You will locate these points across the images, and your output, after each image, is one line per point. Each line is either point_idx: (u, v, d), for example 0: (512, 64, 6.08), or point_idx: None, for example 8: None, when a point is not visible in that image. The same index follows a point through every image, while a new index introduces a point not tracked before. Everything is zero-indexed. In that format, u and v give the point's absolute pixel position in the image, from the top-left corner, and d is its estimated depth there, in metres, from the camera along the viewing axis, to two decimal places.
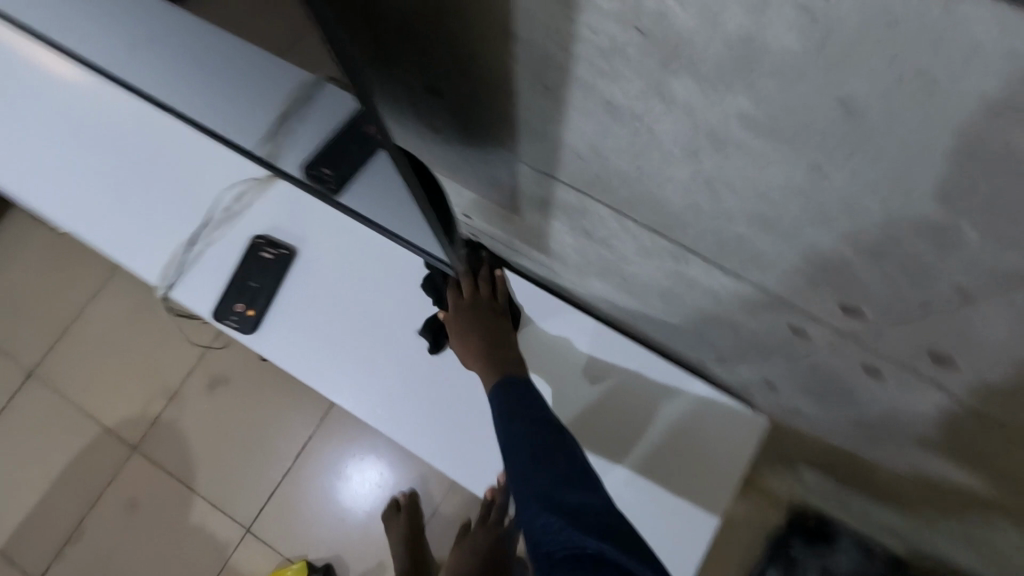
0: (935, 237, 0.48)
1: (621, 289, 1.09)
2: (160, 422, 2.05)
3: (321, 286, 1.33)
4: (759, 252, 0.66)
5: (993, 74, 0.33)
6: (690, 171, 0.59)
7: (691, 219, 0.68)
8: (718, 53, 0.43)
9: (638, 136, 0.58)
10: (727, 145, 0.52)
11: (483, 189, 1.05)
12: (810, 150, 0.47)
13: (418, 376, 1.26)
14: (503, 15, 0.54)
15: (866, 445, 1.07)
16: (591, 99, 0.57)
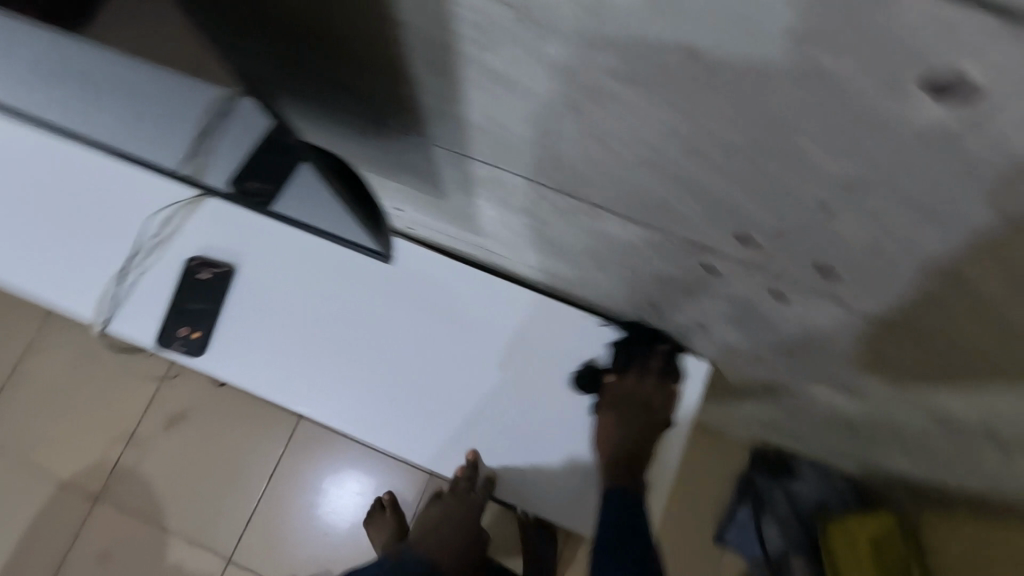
0: (787, 158, 0.55)
1: (553, 257, 1.15)
2: (120, 466, 1.99)
3: (263, 298, 1.33)
4: (657, 195, 0.72)
5: (788, 7, 0.39)
6: (577, 128, 0.64)
7: (592, 174, 0.74)
8: (570, 12, 0.48)
9: (527, 103, 0.63)
10: (604, 98, 0.58)
11: (407, 178, 1.09)
12: (668, 94, 0.53)
13: (370, 372, 1.29)
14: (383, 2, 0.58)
15: (791, 368, 1.17)
16: (480, 73, 0.62)
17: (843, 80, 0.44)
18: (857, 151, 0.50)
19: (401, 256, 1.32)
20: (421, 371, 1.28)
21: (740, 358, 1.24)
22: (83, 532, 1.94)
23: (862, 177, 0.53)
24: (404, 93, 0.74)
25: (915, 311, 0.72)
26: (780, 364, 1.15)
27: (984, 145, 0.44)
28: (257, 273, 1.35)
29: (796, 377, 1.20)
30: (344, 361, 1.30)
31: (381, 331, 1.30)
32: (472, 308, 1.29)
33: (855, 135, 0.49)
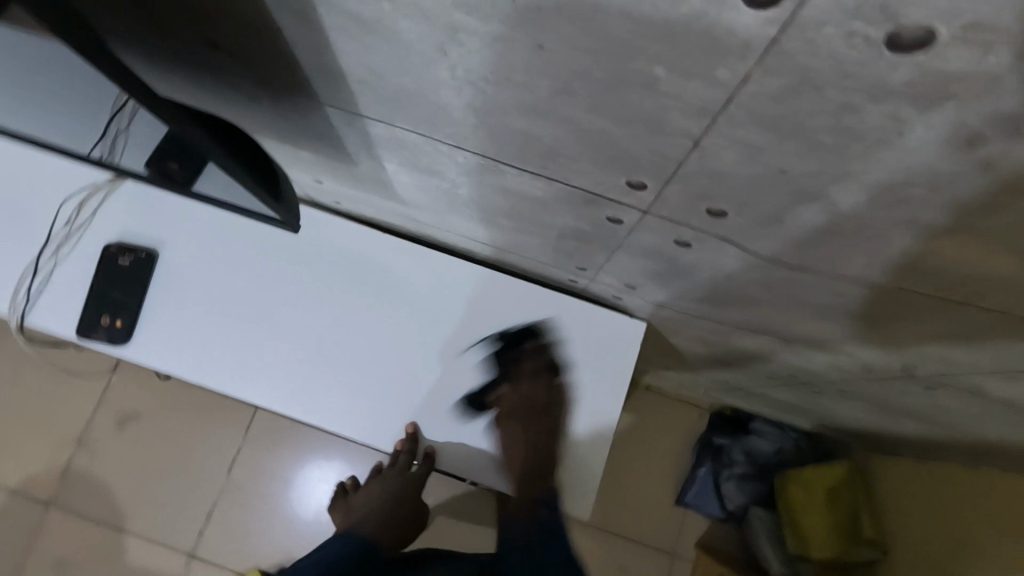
0: (646, 90, 0.54)
1: (473, 223, 1.14)
2: (66, 471, 1.86)
3: (186, 281, 1.28)
4: (544, 141, 0.70)
5: None
6: (446, 69, 0.62)
7: (477, 124, 0.72)
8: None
9: (390, 43, 0.61)
10: (458, 34, 0.55)
11: (317, 147, 1.05)
12: (514, 26, 0.51)
13: (300, 353, 1.24)
14: None
15: (722, 325, 1.17)
16: (334, 14, 0.59)
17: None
18: (706, 75, 0.49)
19: (327, 232, 1.30)
20: (356, 345, 1.24)
21: (670, 316, 1.23)
22: (35, 546, 1.79)
23: (720, 103, 0.52)
24: (273, 45, 0.70)
25: (817, 244, 0.71)
26: (709, 318, 1.15)
27: (814, 49, 0.42)
28: (177, 255, 1.29)
29: (728, 333, 1.20)
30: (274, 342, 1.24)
31: (313, 308, 1.26)
32: (400, 278, 1.27)
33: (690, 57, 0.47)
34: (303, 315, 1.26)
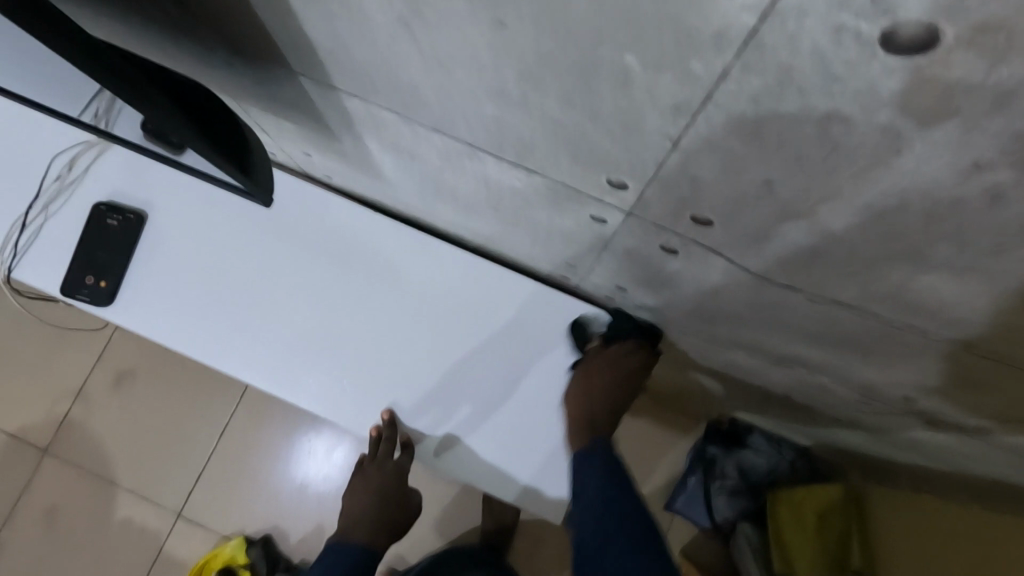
0: (734, 290, 0.44)
1: None
2: None
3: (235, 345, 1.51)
4: (637, 300, 0.62)
5: (602, 127, 0.30)
6: (522, 234, 0.58)
7: (568, 273, 0.66)
8: (455, 160, 0.45)
9: (459, 205, 0.57)
10: (518, 209, 0.50)
11: None
12: (570, 210, 0.45)
13: (306, 421, 1.38)
14: (280, 116, 0.55)
15: (894, 452, 0.96)
16: (403, 180, 0.57)
17: (730, 212, 0.33)
18: (806, 287, 0.38)
19: None
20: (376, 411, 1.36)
21: (824, 432, 1.06)
22: None
23: (828, 312, 0.41)
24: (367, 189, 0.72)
25: (996, 441, 0.54)
26: (874, 443, 0.96)
27: (927, 295, 0.32)
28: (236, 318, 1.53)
29: (903, 461, 0.99)
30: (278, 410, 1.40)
31: None
32: None
33: (772, 287, 0.40)
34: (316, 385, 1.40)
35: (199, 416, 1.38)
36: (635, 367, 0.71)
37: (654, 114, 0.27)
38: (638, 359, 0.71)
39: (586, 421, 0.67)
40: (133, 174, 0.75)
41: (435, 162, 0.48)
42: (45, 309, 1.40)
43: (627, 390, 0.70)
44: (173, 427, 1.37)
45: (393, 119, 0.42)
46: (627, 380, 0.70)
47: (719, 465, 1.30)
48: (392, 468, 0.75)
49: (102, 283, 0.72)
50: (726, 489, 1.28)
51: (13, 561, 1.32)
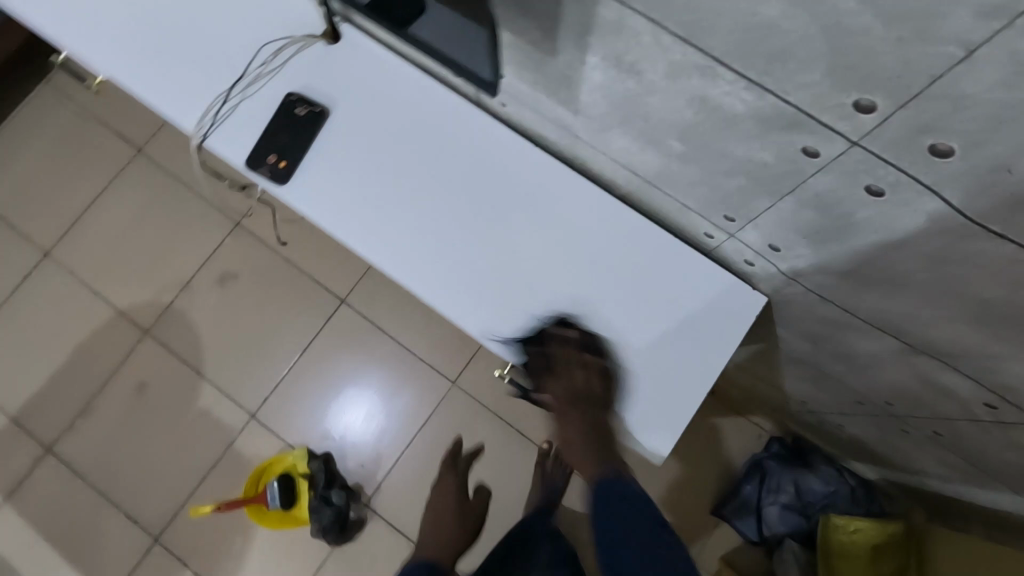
0: (928, 236, 0.46)
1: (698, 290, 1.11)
2: None
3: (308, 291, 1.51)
4: (786, 260, 0.65)
5: (890, 33, 0.34)
6: (696, 175, 0.61)
7: (720, 226, 0.69)
8: (681, 80, 0.49)
9: (644, 136, 0.61)
10: (714, 140, 0.54)
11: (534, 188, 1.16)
12: (780, 140, 0.48)
13: (384, 353, 1.45)
14: (502, 26, 0.60)
15: (975, 493, 0.95)
16: (596, 105, 0.62)
17: (986, 136, 0.36)
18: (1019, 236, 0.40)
19: None
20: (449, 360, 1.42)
21: (901, 460, 1.05)
22: None
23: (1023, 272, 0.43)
24: (532, 123, 0.77)
25: None
26: (960, 480, 0.94)
27: None
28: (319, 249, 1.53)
29: (983, 507, 0.97)
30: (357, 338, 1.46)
31: (428, 321, 1.45)
32: None
33: (978, 236, 0.42)
34: (398, 324, 1.46)
35: (287, 328, 1.46)
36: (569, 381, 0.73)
37: (966, 16, 0.30)
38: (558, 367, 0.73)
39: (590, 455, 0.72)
40: (327, 72, 0.83)
41: (653, 82, 0.52)
42: (173, 202, 1.51)
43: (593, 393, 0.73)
44: (261, 332, 1.46)
45: (643, 28, 0.47)
46: (574, 394, 0.73)
47: (774, 478, 1.29)
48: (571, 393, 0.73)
49: (283, 163, 0.79)
50: (779, 501, 1.27)
51: (99, 425, 1.42)
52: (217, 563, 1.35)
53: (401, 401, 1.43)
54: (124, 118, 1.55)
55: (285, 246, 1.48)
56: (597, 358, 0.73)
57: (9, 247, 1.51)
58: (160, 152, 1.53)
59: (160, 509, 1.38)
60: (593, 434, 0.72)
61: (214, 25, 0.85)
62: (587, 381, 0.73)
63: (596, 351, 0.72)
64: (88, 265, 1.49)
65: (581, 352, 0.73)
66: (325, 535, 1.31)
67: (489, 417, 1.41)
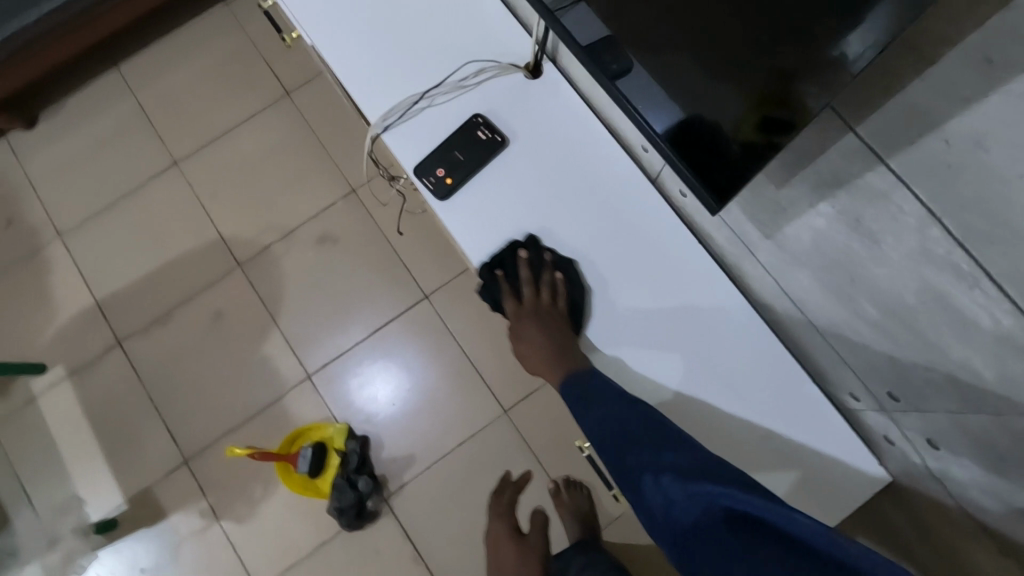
0: None
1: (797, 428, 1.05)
2: None
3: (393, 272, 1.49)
4: (940, 458, 0.60)
5: None
6: (879, 345, 0.58)
7: (871, 392, 0.65)
8: (925, 270, 0.46)
9: (836, 287, 0.58)
10: (922, 328, 0.51)
11: None
12: (1013, 366, 0.44)
13: (451, 359, 1.44)
14: None
15: None
16: (797, 238, 0.59)
17: None
18: None
19: None
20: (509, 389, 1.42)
21: None
22: None
23: None
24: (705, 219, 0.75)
25: None
26: None
27: None
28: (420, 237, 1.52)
29: None
30: (429, 337, 1.46)
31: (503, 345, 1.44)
32: None
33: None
34: (473, 337, 1.45)
35: (367, 304, 1.47)
36: (531, 297, 0.80)
37: None
38: (523, 284, 0.79)
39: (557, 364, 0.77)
40: (517, 104, 0.83)
41: (885, 255, 0.49)
42: (301, 153, 1.56)
43: (554, 313, 0.78)
44: (342, 299, 1.48)
45: (911, 210, 0.44)
46: (537, 306, 0.79)
47: None
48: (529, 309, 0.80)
49: (449, 180, 0.80)
50: None
51: (169, 335, 1.47)
52: (233, 503, 1.38)
53: (448, 409, 1.42)
54: (286, 61, 1.61)
55: (399, 237, 1.50)
56: (560, 273, 0.77)
57: (145, 147, 1.58)
58: (309, 102, 1.58)
59: (198, 435, 1.42)
60: (547, 337, 0.78)
61: (425, 26, 0.85)
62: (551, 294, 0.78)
63: (567, 267, 0.77)
64: (207, 186, 1.55)
65: (550, 271, 0.78)
66: (340, 515, 1.32)
67: (529, 457, 1.39)
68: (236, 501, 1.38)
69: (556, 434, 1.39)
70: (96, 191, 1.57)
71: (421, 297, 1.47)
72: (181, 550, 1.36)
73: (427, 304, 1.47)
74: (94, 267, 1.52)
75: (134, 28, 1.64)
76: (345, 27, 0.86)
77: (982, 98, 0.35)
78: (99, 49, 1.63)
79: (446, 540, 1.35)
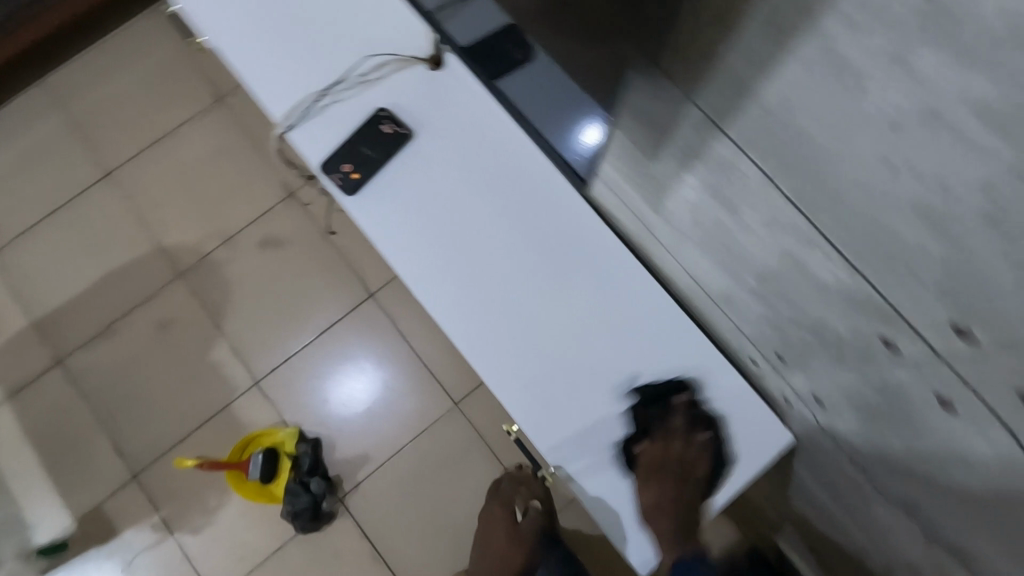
0: (988, 458, 0.44)
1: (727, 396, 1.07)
2: None
3: (335, 271, 1.48)
4: (828, 415, 0.63)
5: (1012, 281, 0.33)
6: (759, 311, 0.60)
7: (762, 354, 0.68)
8: (778, 235, 0.48)
9: (715, 258, 0.60)
10: (784, 288, 0.53)
11: None
12: (861, 321, 0.46)
13: (399, 354, 1.45)
14: (614, 111, 0.59)
15: None
16: (678, 211, 0.60)
17: None
18: None
19: None
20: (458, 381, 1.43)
21: None
22: None
23: None
24: (608, 203, 0.78)
25: None
26: None
27: None
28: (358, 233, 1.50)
29: None
30: (375, 333, 1.46)
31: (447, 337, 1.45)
32: None
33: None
34: (420, 332, 1.45)
35: (311, 305, 1.47)
36: (675, 448, 0.76)
37: None
38: (668, 435, 0.76)
39: (676, 523, 0.74)
40: (422, 96, 0.83)
41: (747, 224, 0.51)
42: (235, 158, 1.54)
43: (689, 463, 0.76)
44: (287, 302, 1.47)
45: (753, 177, 0.46)
46: (671, 456, 0.76)
47: None
48: (676, 456, 0.76)
49: (356, 175, 0.81)
50: None
51: (112, 350, 1.45)
52: (188, 514, 1.37)
53: (399, 404, 1.43)
54: (216, 66, 1.58)
55: (333, 233, 1.49)
56: (711, 435, 0.76)
57: (75, 160, 1.55)
58: (242, 107, 1.56)
59: (147, 447, 1.40)
60: (675, 492, 0.74)
61: (326, 24, 0.85)
62: (690, 449, 0.76)
63: (717, 429, 0.76)
64: (142, 197, 1.53)
65: (699, 428, 0.76)
66: (295, 518, 1.31)
67: (482, 447, 1.40)
68: (191, 511, 1.37)
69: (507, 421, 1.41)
70: (26, 209, 1.53)
71: (366, 295, 1.47)
72: (136, 565, 1.35)
73: (372, 302, 1.47)
74: (30, 286, 1.48)
75: (54, 39, 1.59)
76: (245, 27, 0.86)
77: (782, 64, 0.37)
78: (19, 63, 1.58)
79: (402, 534, 1.36)
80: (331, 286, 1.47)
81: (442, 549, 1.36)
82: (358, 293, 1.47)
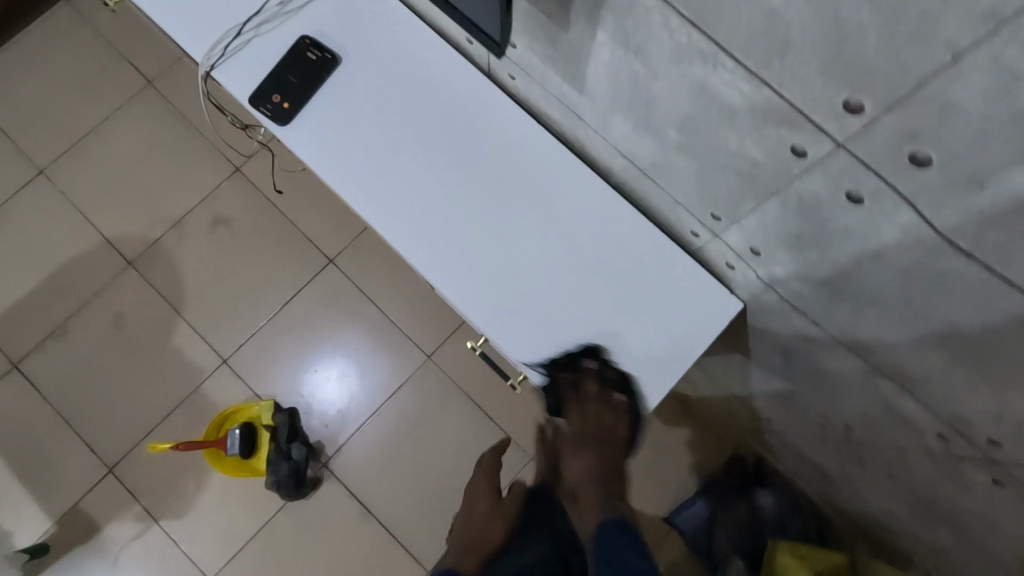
0: (900, 241, 0.47)
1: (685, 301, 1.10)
2: None
3: (291, 242, 1.47)
4: (766, 264, 0.65)
5: (880, 30, 0.35)
6: (686, 167, 0.62)
7: (698, 219, 0.69)
8: (683, 66, 0.50)
9: (639, 122, 0.62)
10: (700, 129, 0.55)
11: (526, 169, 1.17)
12: (770, 137, 0.49)
13: (366, 315, 1.44)
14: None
15: (920, 539, 0.94)
16: (598, 81, 0.62)
17: (952, 148, 0.37)
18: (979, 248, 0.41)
19: None
20: (427, 335, 1.43)
21: (851, 500, 1.03)
22: None
23: (977, 286, 0.44)
24: (538, 101, 0.79)
25: None
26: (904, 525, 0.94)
27: None
28: (309, 201, 1.49)
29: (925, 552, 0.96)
30: (339, 298, 1.45)
31: (411, 293, 1.45)
32: None
33: (948, 253, 0.43)
34: (384, 291, 1.45)
35: (271, 278, 1.45)
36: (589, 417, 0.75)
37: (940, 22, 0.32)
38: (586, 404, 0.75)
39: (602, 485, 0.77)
40: (342, 23, 0.83)
41: (657, 67, 0.53)
42: (173, 142, 1.51)
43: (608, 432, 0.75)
44: (245, 278, 1.45)
45: (652, 7, 0.47)
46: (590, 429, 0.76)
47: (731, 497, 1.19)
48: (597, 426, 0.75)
49: (286, 105, 0.80)
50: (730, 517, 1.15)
51: (70, 349, 1.42)
52: (169, 503, 1.35)
53: (371, 364, 1.43)
54: (141, 51, 1.55)
55: (280, 195, 1.48)
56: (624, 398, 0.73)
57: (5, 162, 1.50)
58: (174, 89, 1.53)
59: (119, 441, 1.37)
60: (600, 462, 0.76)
61: None
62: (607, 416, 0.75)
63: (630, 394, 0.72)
64: (81, 192, 1.49)
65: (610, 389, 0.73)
66: (279, 488, 1.29)
67: (459, 396, 1.41)
68: (172, 499, 1.35)
69: (481, 368, 1.42)
70: None
71: (326, 260, 1.46)
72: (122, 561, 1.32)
73: (333, 267, 1.46)
74: None
75: None
76: None
77: None
78: None
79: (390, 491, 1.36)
80: (289, 256, 1.46)
81: (432, 501, 1.36)
82: (316, 260, 1.46)
